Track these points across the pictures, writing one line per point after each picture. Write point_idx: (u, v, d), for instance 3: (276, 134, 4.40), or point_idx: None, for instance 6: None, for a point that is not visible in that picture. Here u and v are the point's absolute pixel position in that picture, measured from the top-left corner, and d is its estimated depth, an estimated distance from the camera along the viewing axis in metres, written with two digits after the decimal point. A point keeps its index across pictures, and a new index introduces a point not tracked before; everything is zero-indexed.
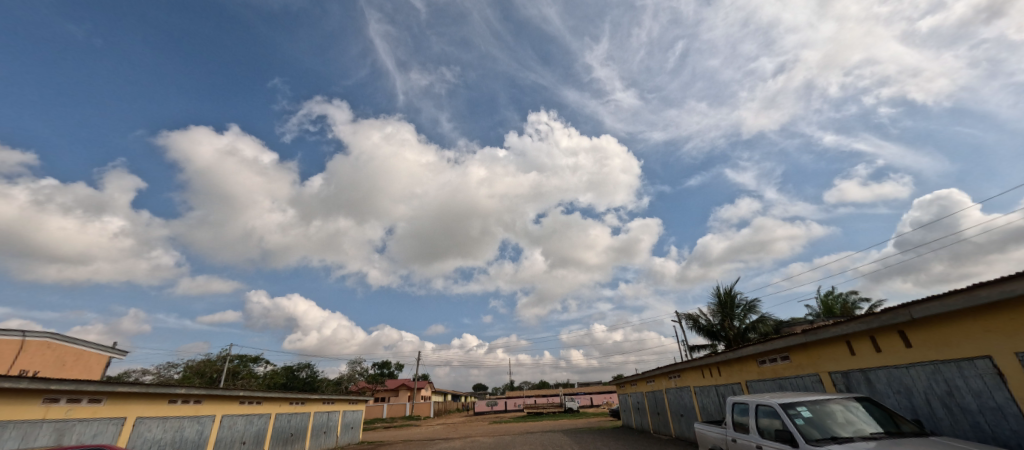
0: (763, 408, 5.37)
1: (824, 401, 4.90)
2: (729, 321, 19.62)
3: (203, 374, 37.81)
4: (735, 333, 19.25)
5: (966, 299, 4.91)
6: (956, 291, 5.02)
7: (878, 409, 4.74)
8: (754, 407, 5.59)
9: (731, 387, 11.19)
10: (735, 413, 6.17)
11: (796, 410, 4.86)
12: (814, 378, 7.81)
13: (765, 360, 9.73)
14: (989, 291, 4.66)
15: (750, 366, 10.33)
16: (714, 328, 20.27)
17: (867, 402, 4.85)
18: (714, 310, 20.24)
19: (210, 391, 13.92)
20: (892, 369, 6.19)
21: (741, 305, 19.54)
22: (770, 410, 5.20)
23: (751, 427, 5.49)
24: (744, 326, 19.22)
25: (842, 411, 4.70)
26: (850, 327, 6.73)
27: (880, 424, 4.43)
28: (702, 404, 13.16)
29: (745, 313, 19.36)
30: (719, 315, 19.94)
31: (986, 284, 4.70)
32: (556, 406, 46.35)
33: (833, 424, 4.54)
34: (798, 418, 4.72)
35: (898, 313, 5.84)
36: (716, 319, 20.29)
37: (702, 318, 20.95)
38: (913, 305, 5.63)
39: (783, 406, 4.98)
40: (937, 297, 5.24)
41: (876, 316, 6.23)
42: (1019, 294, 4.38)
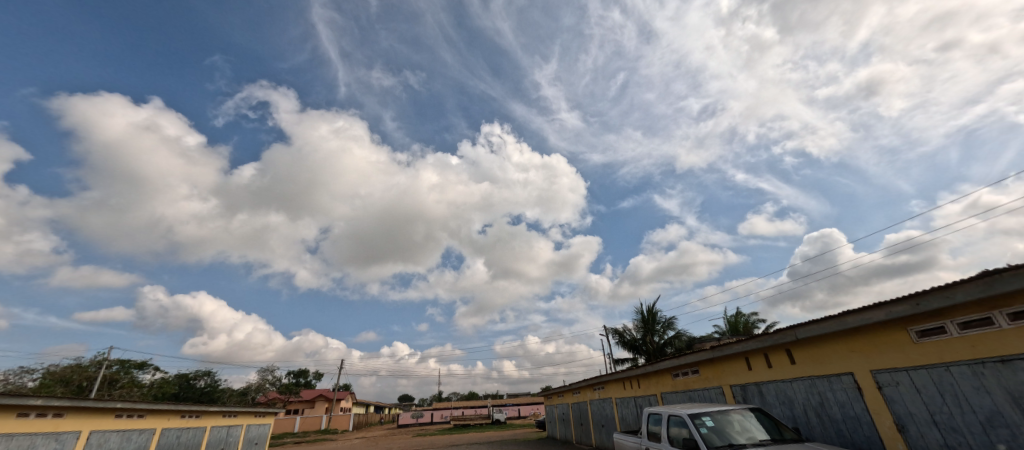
0: (674, 418, 6.12)
1: (727, 411, 5.74)
2: (650, 336, 21.32)
3: (68, 382, 32.27)
4: (654, 348, 20.97)
5: (836, 324, 6.11)
6: (830, 317, 6.22)
7: (768, 418, 5.66)
8: (666, 417, 6.34)
9: (648, 398, 12.25)
10: (650, 423, 6.91)
11: (702, 419, 5.63)
12: (718, 390, 8.95)
13: (677, 373, 10.84)
14: (854, 317, 5.86)
15: (665, 378, 11.41)
16: (637, 342, 21.88)
17: (758, 412, 5.78)
18: (638, 326, 21.87)
19: (77, 403, 12.09)
20: (780, 382, 7.37)
21: (661, 322, 21.36)
22: (679, 420, 5.95)
23: (663, 435, 6.22)
24: (663, 341, 21.01)
25: (740, 420, 5.57)
26: (749, 344, 7.88)
27: (768, 432, 5.33)
28: (621, 415, 14.19)
29: (664, 329, 21.18)
30: (642, 331, 21.59)
31: (851, 312, 5.90)
32: (482, 418, 46.17)
33: (732, 431, 5.36)
34: (703, 427, 5.48)
35: (787, 333, 7.00)
36: (639, 334, 21.93)
37: (626, 333, 22.53)
38: (797, 327, 6.82)
39: (691, 416, 5.73)
40: (817, 321, 6.41)
41: (769, 336, 7.39)
42: (877, 320, 5.58)
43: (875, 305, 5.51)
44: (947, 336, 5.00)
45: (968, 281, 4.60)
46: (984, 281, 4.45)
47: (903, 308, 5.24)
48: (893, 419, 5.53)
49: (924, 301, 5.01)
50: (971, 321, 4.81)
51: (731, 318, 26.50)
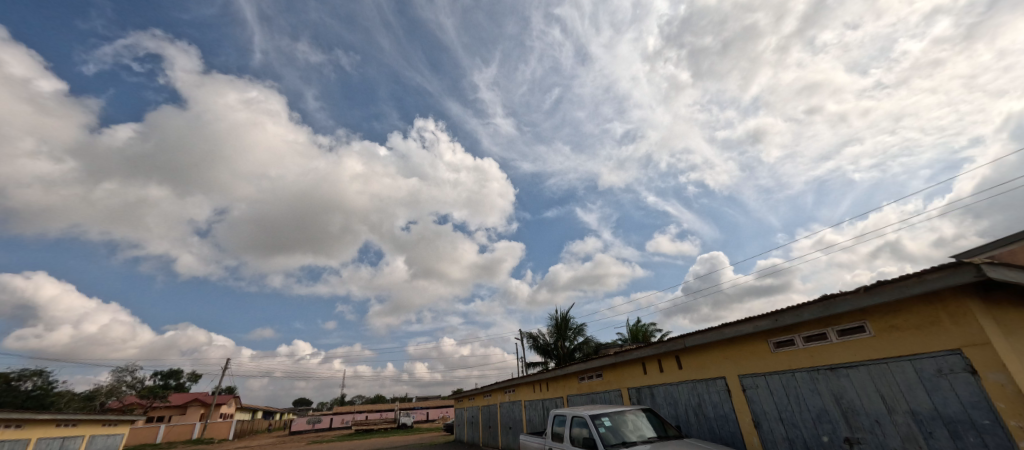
0: (576, 419, 6.52)
1: (623, 412, 6.28)
2: (561, 341, 22.39)
3: None
4: (564, 352, 22.05)
5: (716, 334, 7.05)
6: (712, 328, 7.15)
7: (656, 418, 6.32)
8: (570, 418, 6.72)
9: (555, 400, 12.86)
10: (554, 424, 7.27)
11: (600, 420, 6.08)
12: (617, 393, 9.73)
13: (583, 377, 11.55)
14: (730, 329, 6.81)
15: (572, 381, 12.08)
16: (549, 347, 22.83)
17: (649, 412, 6.42)
18: (551, 331, 22.84)
19: None
20: (668, 385, 8.26)
21: (573, 328, 22.56)
22: (581, 420, 6.36)
23: (565, 435, 6.59)
24: (573, 346, 22.19)
25: (633, 419, 6.12)
26: (646, 351, 8.71)
27: (655, 430, 5.95)
28: (529, 417, 14.67)
29: (574, 335, 22.39)
30: (555, 336, 22.59)
31: (728, 325, 6.85)
32: (387, 422, 44.20)
33: (626, 430, 5.88)
34: (601, 427, 5.92)
35: (678, 341, 7.88)
36: (551, 339, 22.90)
37: (540, 337, 23.40)
38: (686, 336, 7.71)
39: (592, 417, 6.15)
40: (701, 331, 7.32)
41: (663, 344, 8.24)
42: (747, 332, 6.55)
43: (745, 320, 6.48)
44: (795, 347, 6.08)
45: (812, 303, 5.64)
46: (823, 303, 5.50)
47: (766, 322, 6.24)
48: (751, 417, 6.54)
49: (781, 317, 6.03)
50: (812, 335, 5.90)
51: (634, 327, 28.88)
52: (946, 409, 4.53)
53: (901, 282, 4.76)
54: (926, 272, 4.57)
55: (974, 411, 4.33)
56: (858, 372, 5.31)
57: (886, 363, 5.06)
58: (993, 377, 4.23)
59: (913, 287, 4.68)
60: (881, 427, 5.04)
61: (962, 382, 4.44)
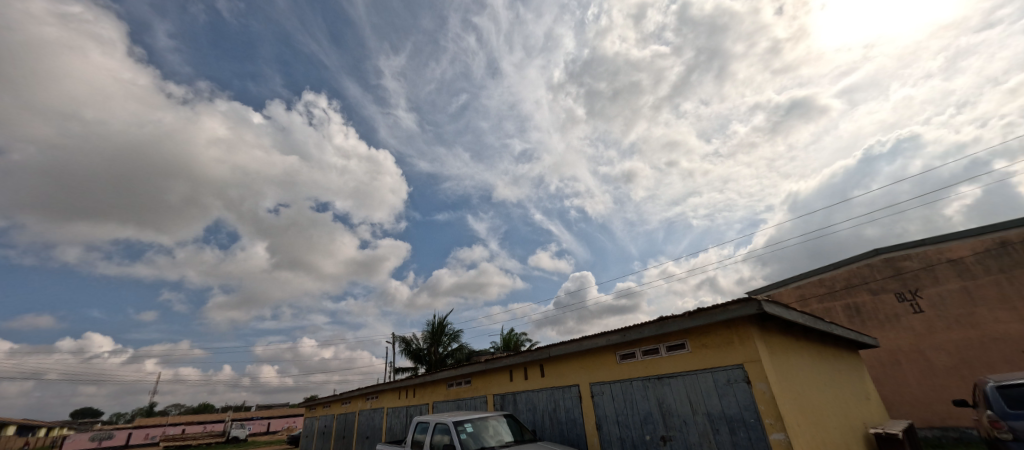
0: (439, 426, 6.52)
1: (486, 418, 6.54)
2: (435, 347, 22.12)
3: None
4: (436, 358, 21.81)
5: (576, 346, 7.84)
6: (573, 340, 7.94)
7: (515, 423, 6.73)
8: (432, 425, 6.70)
9: (420, 407, 12.62)
10: (416, 432, 7.15)
11: (463, 426, 6.20)
12: (482, 399, 10.05)
13: (451, 383, 11.62)
14: (587, 341, 7.66)
15: (439, 388, 12.03)
16: (421, 352, 22.34)
17: (509, 418, 6.81)
18: (426, 336, 22.42)
19: None
20: (530, 392, 8.86)
21: (448, 334, 22.50)
22: (443, 427, 6.40)
23: (426, 443, 6.55)
24: (446, 352, 22.11)
25: (494, 425, 6.42)
26: (515, 359, 9.20)
27: (513, 435, 6.33)
28: (389, 425, 14.10)
29: (449, 341, 22.34)
30: (429, 341, 22.22)
31: (586, 337, 7.70)
32: (212, 436, 37.34)
33: (486, 435, 6.12)
34: (463, 433, 6.04)
35: (543, 351, 8.52)
36: (425, 344, 22.47)
37: (413, 342, 22.75)
38: (550, 346, 8.40)
39: (454, 424, 6.23)
40: (564, 342, 8.07)
41: (530, 353, 8.83)
42: (600, 345, 7.47)
43: (601, 334, 7.37)
44: (635, 359, 7.15)
45: (651, 322, 6.73)
46: (658, 324, 6.63)
47: (616, 337, 7.21)
48: (595, 420, 7.43)
49: (628, 333, 7.04)
50: (648, 350, 7.03)
51: (507, 335, 30.08)
52: (729, 410, 5.84)
53: (712, 310, 6.03)
54: (729, 303, 5.88)
55: (746, 412, 5.68)
56: (677, 381, 6.50)
57: (696, 374, 6.31)
58: (760, 386, 5.62)
59: (719, 314, 5.96)
60: (686, 426, 6.23)
61: (741, 389, 5.79)
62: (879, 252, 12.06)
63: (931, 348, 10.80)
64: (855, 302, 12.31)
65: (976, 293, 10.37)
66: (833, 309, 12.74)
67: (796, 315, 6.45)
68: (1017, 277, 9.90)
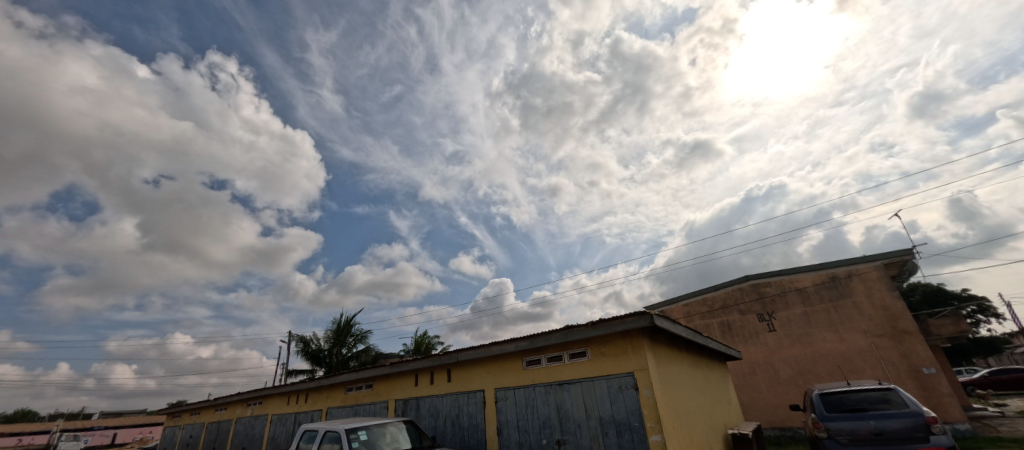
0: (329, 434, 6.05)
1: (383, 425, 6.23)
2: (337, 348, 20.59)
3: None
4: (338, 360, 20.31)
5: (484, 351, 7.87)
6: (482, 345, 7.96)
7: (414, 429, 6.52)
8: (322, 433, 6.18)
9: (311, 413, 11.62)
10: (302, 441, 6.54)
11: (356, 434, 5.81)
12: (383, 405, 9.59)
13: (350, 388, 10.90)
14: (496, 347, 7.73)
15: (336, 393, 11.20)
16: (321, 353, 20.64)
17: (409, 424, 6.57)
18: (328, 336, 20.79)
19: None
20: (434, 397, 8.67)
21: (354, 334, 21.12)
22: (334, 435, 5.94)
23: None
24: (349, 354, 20.70)
25: (392, 432, 6.15)
26: (421, 363, 8.95)
27: (411, 442, 6.12)
28: (272, 434, 12.72)
29: (354, 342, 20.97)
30: (331, 342, 20.62)
31: (496, 343, 7.77)
32: None
33: (382, 443, 5.82)
34: (356, 441, 5.66)
35: (451, 355, 8.40)
36: (326, 345, 20.81)
37: (313, 342, 20.93)
38: (459, 351, 8.32)
39: (347, 431, 5.82)
40: (473, 347, 8.04)
41: (437, 357, 8.65)
42: (508, 351, 7.59)
43: (510, 340, 7.50)
44: (539, 365, 7.40)
45: (557, 330, 7.04)
46: (564, 332, 6.95)
47: (524, 343, 7.39)
48: (496, 425, 7.52)
49: (535, 340, 7.26)
50: (552, 357, 7.33)
51: (419, 338, 29.15)
52: (618, 415, 6.32)
53: (612, 321, 6.49)
54: (626, 316, 6.39)
55: (632, 416, 6.20)
56: (576, 387, 6.86)
57: (593, 380, 6.73)
58: (646, 392, 6.17)
59: (617, 325, 6.44)
60: (580, 430, 6.60)
61: (630, 395, 6.30)
62: (748, 278, 14.10)
63: (779, 361, 12.90)
64: (728, 320, 14.24)
65: (813, 317, 12.67)
66: (711, 325, 14.57)
67: (680, 329, 7.23)
68: (841, 305, 12.32)
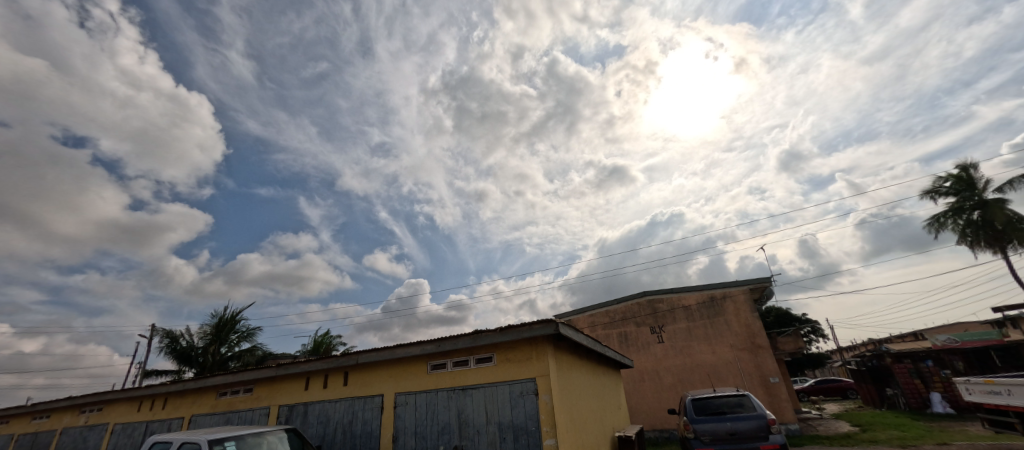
0: (189, 446, 5.20)
1: (261, 434, 5.55)
2: (215, 346, 18.01)
3: None
4: (214, 360, 17.76)
5: (387, 354, 7.49)
6: (385, 347, 7.56)
7: (298, 439, 5.93)
8: (180, 445, 5.30)
9: (170, 422, 9.95)
10: None
11: (224, 445, 5.07)
12: (263, 411, 8.59)
13: (224, 392, 9.57)
14: (401, 350, 7.41)
15: (206, 398, 9.75)
16: (193, 352, 17.87)
17: (291, 433, 5.96)
18: (205, 332, 18.11)
19: None
20: (326, 402, 8.01)
21: (239, 332, 18.70)
22: (195, 447, 5.13)
23: None
24: (230, 354, 18.23)
25: (270, 442, 5.51)
26: (314, 365, 8.20)
27: None
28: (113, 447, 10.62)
29: (238, 340, 18.55)
30: (208, 339, 17.98)
31: (401, 345, 7.45)
32: None
33: None
34: None
35: (350, 358, 7.84)
36: (201, 342, 18.08)
37: (184, 338, 18.04)
38: (359, 353, 7.80)
39: (212, 442, 5.06)
40: (375, 349, 7.60)
41: (333, 359, 8.00)
42: (413, 354, 7.32)
43: (416, 343, 7.25)
44: (444, 370, 7.26)
45: (466, 334, 6.99)
46: (472, 337, 6.92)
47: (430, 347, 7.20)
48: (392, 432, 7.18)
49: (443, 343, 7.12)
50: (458, 361, 7.25)
51: (318, 338, 26.81)
52: (516, 420, 6.44)
53: (520, 327, 6.63)
54: (533, 323, 6.58)
55: (529, 421, 6.36)
56: (479, 392, 6.86)
57: (496, 385, 6.78)
58: (545, 398, 6.38)
59: (525, 332, 6.59)
60: (478, 435, 6.60)
61: (530, 400, 6.47)
62: (645, 294, 15.50)
63: (663, 370, 14.35)
64: (625, 331, 15.49)
65: (694, 331, 14.35)
66: (610, 335, 15.70)
67: (582, 337, 7.64)
68: (715, 322, 14.15)
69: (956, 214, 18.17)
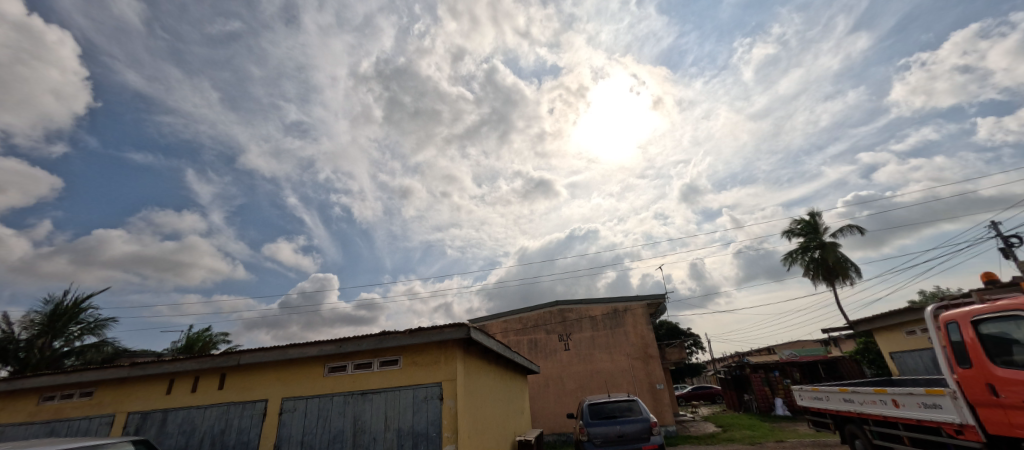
0: None
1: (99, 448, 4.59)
2: (45, 340, 14.58)
3: None
4: (42, 357, 14.36)
5: (278, 354, 6.73)
6: (276, 347, 6.78)
7: None
8: None
9: None
10: None
11: None
12: (106, 420, 7.14)
13: (51, 396, 7.74)
14: (294, 350, 6.71)
15: (22, 404, 7.79)
16: (11, 346, 14.25)
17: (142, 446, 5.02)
18: (32, 322, 14.57)
19: None
20: (193, 409, 6.92)
21: (83, 323, 15.39)
22: None
23: None
24: (66, 349, 14.90)
25: None
26: (182, 365, 7.04)
27: None
28: None
29: (80, 333, 15.24)
30: (35, 330, 14.49)
31: (295, 345, 6.74)
32: None
33: None
34: None
35: (230, 357, 6.88)
36: (24, 334, 14.51)
37: None
38: (242, 352, 6.88)
39: None
40: (263, 349, 6.78)
41: (209, 358, 6.95)
42: (308, 355, 6.68)
43: (314, 342, 6.63)
44: (343, 372, 6.74)
45: (372, 335, 6.59)
46: (379, 338, 6.54)
47: (330, 347, 6.64)
48: (274, 441, 6.45)
49: (344, 344, 6.61)
50: (360, 363, 6.79)
51: (193, 334, 23.22)
52: (417, 426, 6.21)
53: (430, 330, 6.43)
54: (445, 326, 6.45)
55: (431, 426, 6.17)
56: (379, 396, 6.49)
57: (399, 389, 6.48)
58: (449, 402, 6.26)
59: (435, 335, 6.41)
60: (374, 442, 6.23)
61: (433, 405, 6.29)
62: (557, 303, 16.19)
63: (567, 376, 15.07)
64: (535, 338, 15.99)
65: (597, 340, 15.34)
66: (521, 342, 16.08)
67: (493, 342, 7.67)
68: (616, 332, 15.30)
69: (803, 252, 22.14)
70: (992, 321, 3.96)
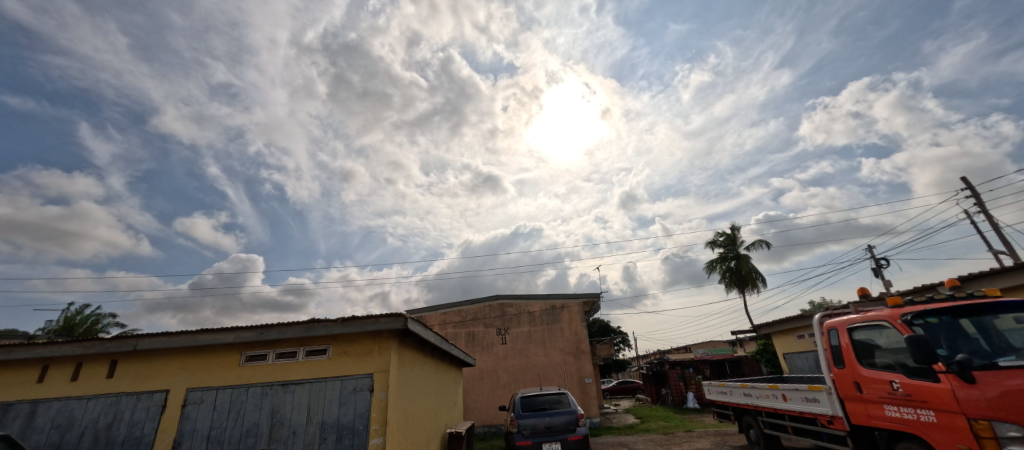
0: None
1: None
2: None
3: None
4: None
5: (186, 340, 6.05)
6: (183, 332, 6.09)
7: None
8: None
9: None
10: None
11: None
12: None
13: None
14: (206, 336, 6.07)
15: None
16: None
17: None
18: None
19: None
20: (72, 400, 6.02)
21: None
22: None
23: None
24: None
25: None
26: (60, 349, 6.06)
27: None
28: None
29: None
30: None
31: (207, 331, 6.09)
32: None
33: None
34: None
35: (125, 342, 6.07)
36: None
37: None
38: (141, 337, 6.09)
39: None
40: (167, 334, 6.06)
41: (97, 343, 6.07)
42: (222, 341, 6.09)
43: (231, 328, 6.06)
44: (262, 362, 6.24)
45: (299, 323, 6.18)
46: (307, 326, 6.15)
47: (250, 334, 6.12)
48: (174, 436, 5.82)
49: (266, 332, 6.12)
50: (284, 352, 6.34)
51: (75, 316, 20.26)
52: (343, 419, 5.95)
53: (364, 319, 6.18)
54: (381, 315, 6.22)
55: (358, 419, 5.95)
56: (303, 388, 6.11)
57: (325, 381, 6.15)
58: (379, 394, 6.07)
59: (369, 324, 6.16)
60: (294, 437, 5.86)
61: (362, 398, 6.06)
62: (498, 297, 16.29)
63: (501, 369, 15.30)
64: (473, 331, 16.00)
65: (534, 335, 15.73)
66: (459, 334, 16.01)
67: (430, 334, 7.54)
68: (552, 328, 15.80)
69: (722, 261, 24.42)
70: (863, 328, 4.66)
